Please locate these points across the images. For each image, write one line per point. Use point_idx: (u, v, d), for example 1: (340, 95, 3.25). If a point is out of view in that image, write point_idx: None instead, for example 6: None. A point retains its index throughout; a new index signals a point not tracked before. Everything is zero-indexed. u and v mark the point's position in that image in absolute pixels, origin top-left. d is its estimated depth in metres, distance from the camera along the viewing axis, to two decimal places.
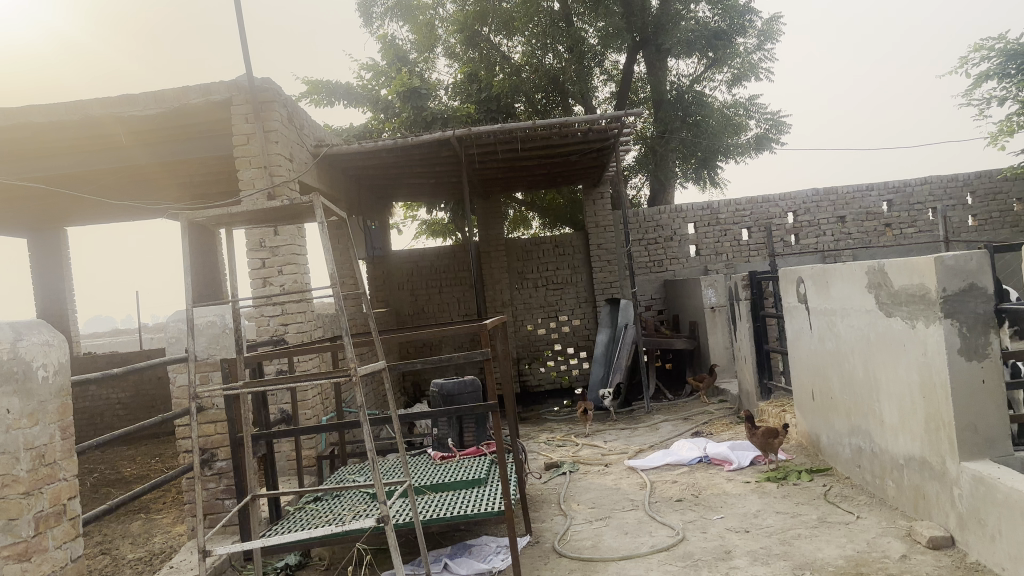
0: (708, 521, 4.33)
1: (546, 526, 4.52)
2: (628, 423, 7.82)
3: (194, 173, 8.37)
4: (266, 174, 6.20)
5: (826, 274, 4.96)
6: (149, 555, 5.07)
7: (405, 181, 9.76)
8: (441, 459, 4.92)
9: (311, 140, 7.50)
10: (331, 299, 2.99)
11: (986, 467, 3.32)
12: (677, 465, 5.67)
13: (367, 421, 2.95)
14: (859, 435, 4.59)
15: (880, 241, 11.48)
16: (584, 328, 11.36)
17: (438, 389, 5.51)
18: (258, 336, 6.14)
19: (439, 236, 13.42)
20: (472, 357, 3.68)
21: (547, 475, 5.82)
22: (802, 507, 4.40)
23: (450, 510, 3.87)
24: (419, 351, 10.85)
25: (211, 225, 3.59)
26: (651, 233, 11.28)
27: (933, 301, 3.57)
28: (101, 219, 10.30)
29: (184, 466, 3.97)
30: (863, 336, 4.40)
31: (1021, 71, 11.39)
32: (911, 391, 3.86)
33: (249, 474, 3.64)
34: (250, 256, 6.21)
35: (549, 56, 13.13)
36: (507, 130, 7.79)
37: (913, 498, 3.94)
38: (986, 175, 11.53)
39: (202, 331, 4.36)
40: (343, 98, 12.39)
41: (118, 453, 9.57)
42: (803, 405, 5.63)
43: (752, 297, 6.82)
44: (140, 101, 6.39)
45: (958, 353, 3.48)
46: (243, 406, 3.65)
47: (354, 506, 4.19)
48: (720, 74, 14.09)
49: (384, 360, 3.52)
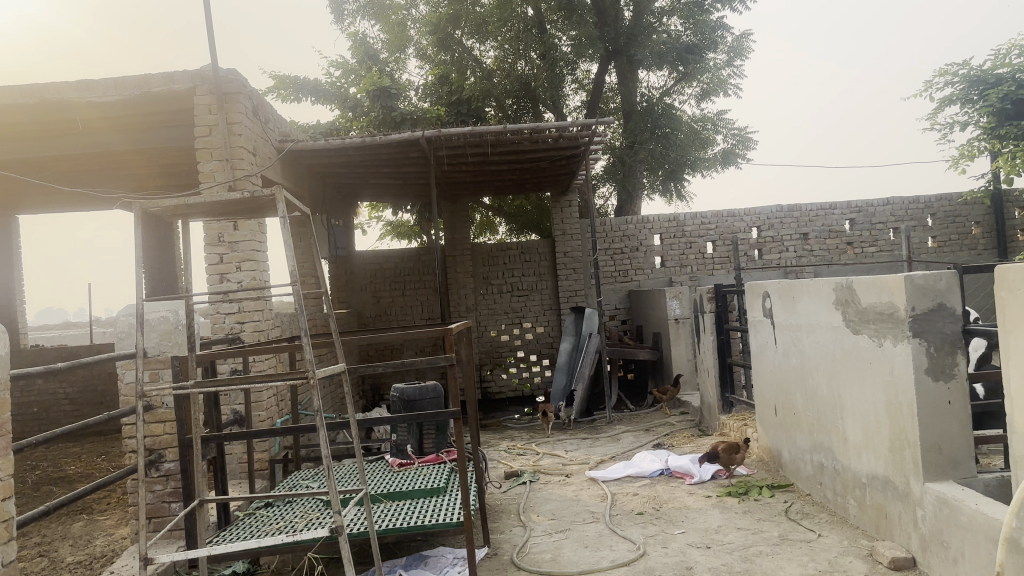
0: (669, 536, 4.28)
1: (505, 537, 4.42)
2: (589, 433, 7.76)
3: (154, 163, 8.14)
4: (227, 167, 6.01)
5: (792, 289, 4.94)
6: (90, 558, 4.85)
7: (371, 181, 9.61)
8: (399, 466, 4.79)
9: (276, 134, 7.33)
10: (291, 298, 2.85)
11: (951, 489, 3.31)
12: (638, 477, 5.62)
13: (324, 427, 2.82)
14: (821, 452, 4.58)
15: (842, 259, 11.61)
16: (548, 336, 11.29)
17: (399, 394, 5.38)
18: (213, 335, 5.95)
19: (403, 238, 13.27)
20: (435, 362, 3.57)
21: (506, 485, 5.73)
22: (763, 523, 4.37)
23: (406, 520, 3.75)
24: (380, 354, 10.69)
25: (167, 216, 3.44)
26: (617, 242, 11.27)
27: (902, 320, 3.56)
28: (54, 207, 9.97)
29: (129, 468, 3.77)
30: (829, 353, 4.39)
31: (983, 98, 11.65)
32: (876, 409, 3.85)
33: (197, 478, 3.47)
34: (208, 251, 6.02)
35: (520, 62, 13.12)
36: (478, 133, 7.71)
37: (875, 516, 3.92)
38: (945, 198, 11.76)
39: (155, 327, 4.20)
40: (310, 94, 12.18)
41: (63, 450, 9.25)
42: (764, 420, 5.62)
43: (717, 310, 6.79)
44: (99, 87, 6.19)
45: (926, 373, 3.47)
46: (194, 407, 3.50)
47: (307, 513, 4.04)
48: (690, 88, 14.24)
49: (343, 363, 3.39)
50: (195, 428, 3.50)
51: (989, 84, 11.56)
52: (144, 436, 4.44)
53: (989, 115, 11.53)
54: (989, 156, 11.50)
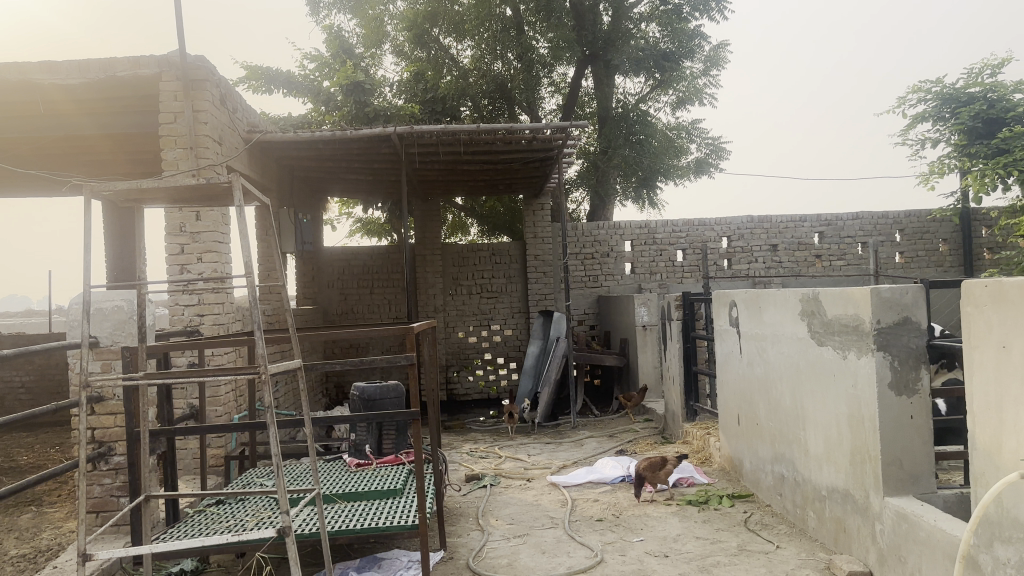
0: (628, 543, 4.23)
1: (462, 541, 4.35)
2: (553, 438, 7.71)
3: (117, 149, 7.95)
4: (191, 155, 5.87)
5: (759, 299, 4.93)
6: (33, 552, 4.68)
7: (342, 176, 9.48)
8: (356, 467, 4.69)
9: (244, 124, 7.19)
10: (246, 290, 2.75)
11: (910, 504, 3.30)
12: (600, 483, 5.57)
13: (275, 424, 2.72)
14: (782, 463, 4.56)
15: (810, 271, 11.70)
16: (515, 339, 11.23)
17: (360, 393, 5.28)
18: (171, 327, 5.81)
19: (374, 235, 13.14)
20: (395, 361, 3.49)
21: (467, 487, 5.65)
22: (723, 533, 4.35)
23: (361, 521, 3.66)
24: (345, 351, 10.54)
25: (122, 200, 3.32)
26: (589, 247, 11.26)
27: (866, 333, 3.55)
28: (13, 191, 9.70)
29: (73, 461, 3.63)
30: (792, 364, 4.38)
31: (954, 116, 11.81)
32: (839, 422, 3.84)
33: (144, 473, 3.34)
34: (168, 241, 5.88)
35: (497, 63, 13.07)
36: (451, 131, 7.64)
37: (834, 530, 3.91)
38: (914, 214, 11.90)
39: (107, 316, 4.07)
40: (283, 86, 11.99)
41: (14, 439, 8.99)
42: (727, 429, 5.61)
43: (684, 318, 6.77)
44: (62, 69, 6.02)
45: (889, 387, 3.46)
46: (143, 399, 3.38)
47: (259, 512, 3.93)
48: (666, 95, 14.28)
49: (299, 359, 3.30)
50: (143, 421, 3.37)
51: (960, 102, 11.73)
52: (93, 429, 4.29)
53: (959, 133, 11.70)
54: (958, 173, 11.66)
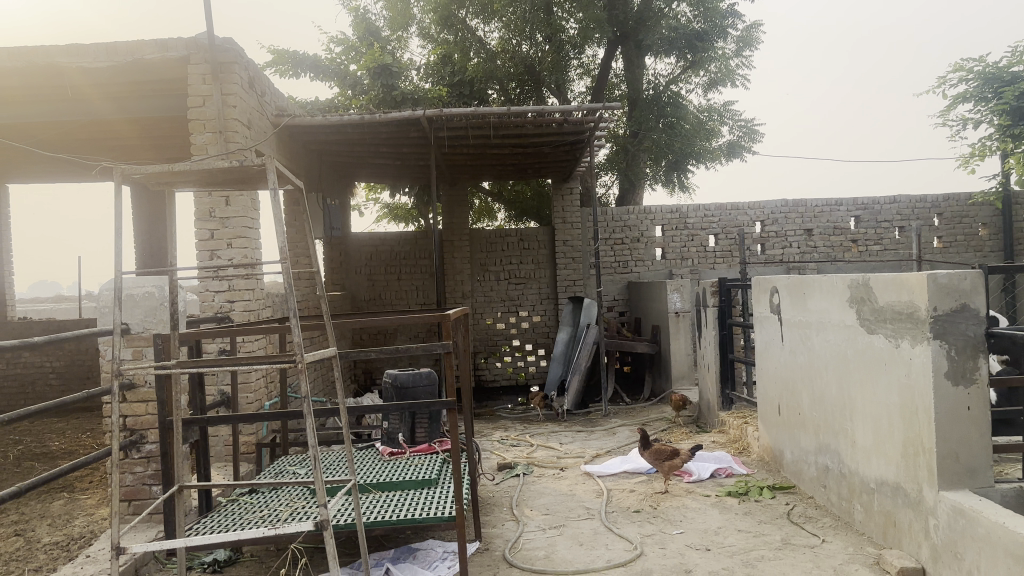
0: (668, 536, 4.12)
1: (497, 532, 4.26)
2: (584, 426, 7.60)
3: (144, 133, 7.93)
4: (220, 139, 5.80)
5: (803, 285, 4.78)
6: (66, 539, 4.66)
7: (369, 161, 9.40)
8: (389, 455, 4.63)
9: (273, 108, 7.12)
10: (281, 275, 2.66)
11: (967, 499, 3.16)
12: (636, 473, 5.46)
13: (311, 412, 2.63)
14: (826, 454, 4.42)
15: (846, 257, 11.45)
16: (544, 325, 11.11)
17: (392, 380, 5.19)
18: (201, 313, 5.77)
19: (401, 220, 13.05)
20: (432, 349, 3.38)
21: (500, 476, 5.58)
22: (765, 526, 4.22)
23: (397, 512, 3.58)
24: (373, 338, 10.51)
25: (153, 184, 3.25)
26: (619, 233, 11.11)
27: (921, 320, 3.40)
28: (44, 177, 9.75)
29: (100, 453, 3.57)
30: (839, 352, 4.24)
31: (997, 96, 11.48)
32: (889, 413, 3.69)
33: (176, 462, 3.27)
34: (198, 226, 5.83)
35: (525, 45, 12.89)
36: (481, 114, 7.51)
37: (883, 524, 3.78)
38: (953, 198, 11.60)
39: (139, 302, 4.05)
40: (310, 70, 11.91)
41: (47, 424, 9.06)
42: (766, 418, 5.47)
43: (720, 304, 6.61)
44: (90, 52, 6.00)
45: (945, 377, 3.31)
46: (175, 387, 3.32)
47: (293, 502, 3.86)
48: (697, 77, 14.02)
49: (333, 347, 3.21)
50: (176, 409, 3.31)
51: (1003, 82, 11.39)
52: (124, 416, 4.26)
53: (1002, 113, 11.35)
54: (1000, 156, 11.34)
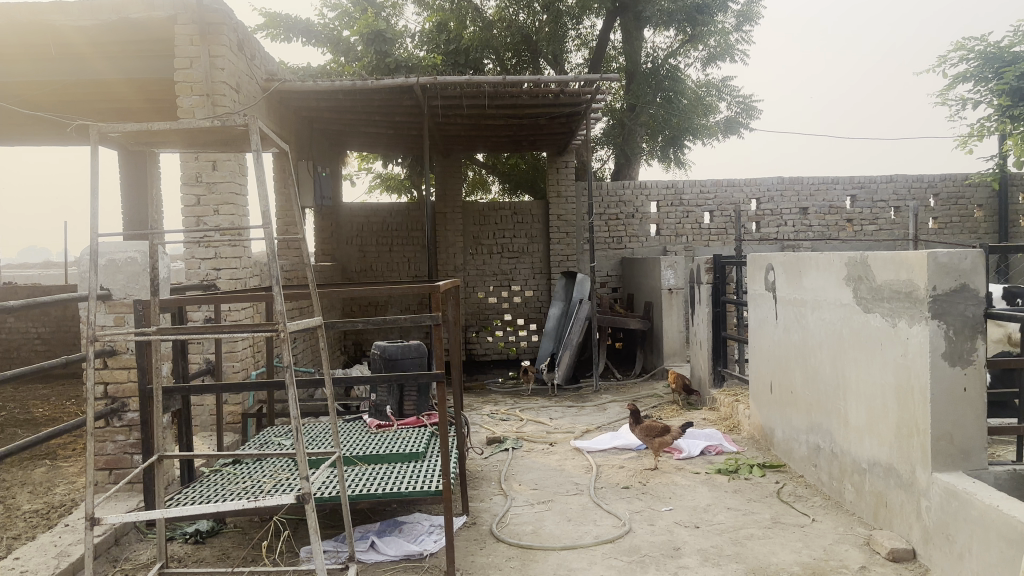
0: (656, 513, 4.08)
1: (485, 507, 4.21)
2: (574, 401, 7.56)
3: (131, 95, 7.77)
4: (207, 103, 5.67)
5: (799, 263, 4.71)
6: (47, 507, 4.60)
7: (361, 129, 9.25)
8: (377, 428, 4.58)
9: (262, 72, 6.98)
10: (264, 240, 2.56)
11: (960, 481, 3.12)
12: (625, 449, 5.42)
13: (294, 383, 2.54)
14: (818, 433, 4.38)
15: (841, 236, 11.40)
16: (536, 300, 11.04)
17: (380, 351, 5.11)
18: (187, 281, 5.68)
19: (394, 191, 12.90)
20: (420, 321, 3.29)
21: (488, 450, 5.53)
22: (754, 504, 4.18)
23: (383, 485, 3.52)
24: (364, 309, 10.42)
25: (134, 144, 3.14)
26: (613, 208, 11.01)
27: (920, 300, 3.33)
28: (29, 140, 9.57)
29: (77, 422, 3.49)
30: (834, 331, 4.18)
31: (997, 77, 11.37)
32: (884, 393, 3.64)
33: (156, 431, 3.19)
34: (185, 191, 5.71)
35: (522, 15, 12.69)
36: (475, 83, 7.36)
37: (874, 504, 3.75)
38: (950, 178, 11.53)
39: (122, 267, 3.96)
40: (302, 35, 11.68)
41: (31, 390, 8.97)
42: (757, 396, 5.43)
43: (714, 281, 6.54)
44: (74, 10, 5.86)
45: (943, 357, 3.24)
46: (156, 354, 3.23)
47: (277, 474, 3.80)
48: (696, 51, 13.84)
49: (319, 317, 3.11)
50: (157, 378, 3.23)
51: (1004, 62, 11.29)
52: (106, 384, 4.18)
53: (1002, 94, 11.25)
54: (998, 137, 11.26)
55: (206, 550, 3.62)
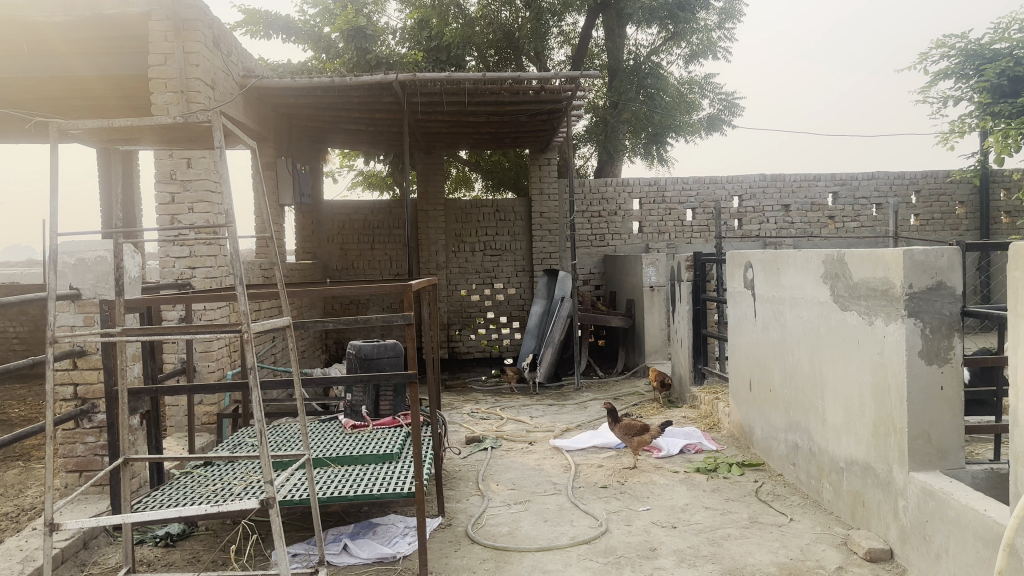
0: (634, 512, 4.05)
1: (461, 507, 4.17)
2: (556, 399, 7.53)
3: (106, 92, 7.66)
4: (182, 100, 5.58)
5: (777, 261, 4.69)
6: (15, 510, 4.52)
7: (341, 126, 9.17)
8: (352, 429, 4.54)
9: (239, 68, 6.89)
10: (226, 240, 2.52)
11: (937, 480, 3.10)
12: (605, 448, 5.39)
13: (258, 385, 2.48)
14: (796, 432, 4.36)
15: (823, 233, 11.42)
16: (519, 298, 11.01)
17: (356, 351, 5.05)
18: (161, 280, 5.59)
19: (375, 188, 12.81)
20: (391, 321, 3.23)
21: (467, 450, 5.48)
22: (732, 503, 4.16)
23: (355, 487, 3.47)
24: (345, 308, 10.35)
25: (97, 141, 3.06)
26: (596, 205, 10.98)
27: (896, 297, 3.31)
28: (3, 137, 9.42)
29: (41, 426, 3.41)
30: (811, 330, 4.16)
31: (978, 74, 11.43)
32: (861, 392, 3.62)
33: (122, 435, 3.12)
34: (159, 189, 5.63)
35: (505, 11, 12.64)
36: (454, 80, 7.29)
37: (852, 503, 3.73)
38: (931, 175, 11.57)
39: (91, 267, 3.89)
40: (282, 31, 11.56)
41: (6, 391, 8.83)
42: (737, 394, 5.41)
43: (694, 279, 6.52)
44: (46, 5, 5.74)
45: (919, 356, 3.23)
46: (120, 356, 3.16)
47: (248, 476, 3.74)
48: (679, 48, 13.84)
49: (288, 318, 3.05)
50: (122, 380, 3.16)
51: (984, 59, 11.34)
52: (76, 385, 4.09)
53: (982, 91, 11.30)
54: (978, 133, 11.30)
55: (176, 554, 3.56)
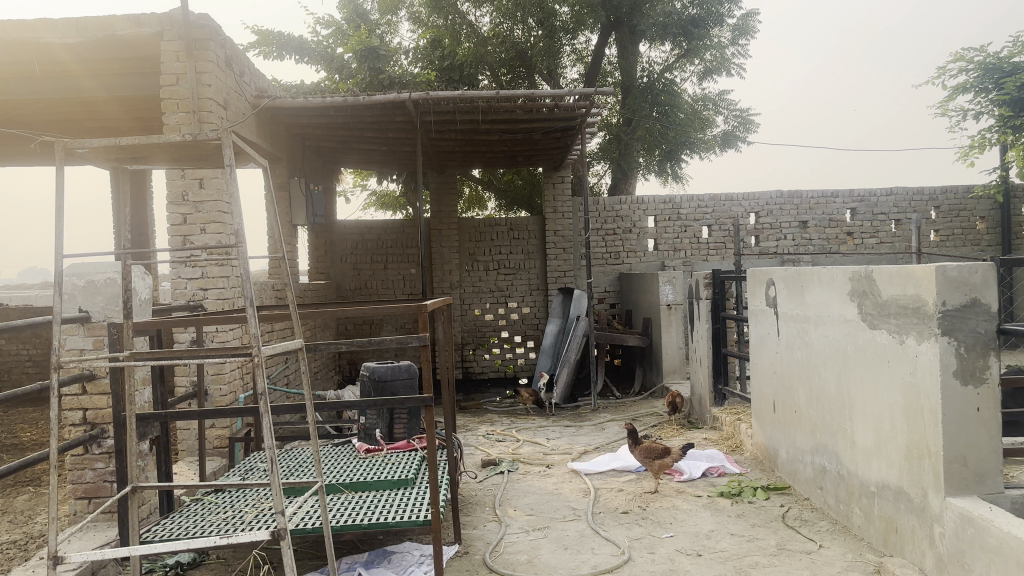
0: (657, 539, 3.92)
1: (478, 534, 4.04)
2: (572, 420, 7.39)
3: (120, 113, 7.67)
4: (194, 120, 5.55)
5: (801, 278, 4.57)
6: (24, 538, 4.44)
7: (355, 146, 9.15)
8: (366, 453, 4.43)
9: (252, 89, 6.87)
10: (236, 258, 2.45)
11: (976, 506, 2.96)
12: (624, 471, 5.26)
13: (269, 411, 2.38)
14: (823, 454, 4.22)
15: (842, 249, 11.27)
16: (533, 317, 10.90)
17: (370, 373, 4.95)
18: (173, 301, 5.54)
19: (389, 208, 12.77)
20: (406, 343, 3.12)
21: (483, 474, 5.36)
22: (759, 529, 4.02)
23: (369, 514, 3.36)
24: (358, 328, 10.29)
25: (104, 162, 3.00)
26: (610, 222, 10.89)
27: (928, 315, 3.19)
28: (20, 159, 9.46)
29: (44, 453, 3.23)
30: (838, 349, 4.04)
31: (997, 87, 11.30)
32: (892, 413, 3.49)
33: (130, 462, 3.03)
34: (170, 210, 5.58)
35: (517, 30, 12.64)
36: (468, 99, 7.24)
37: (884, 529, 3.59)
38: (951, 191, 11.42)
39: (101, 289, 3.82)
40: (295, 52, 11.59)
41: (19, 414, 8.79)
42: (760, 415, 5.28)
43: (713, 297, 6.40)
44: (59, 26, 5.76)
45: (954, 376, 3.10)
46: (129, 380, 3.07)
47: (260, 503, 3.65)
48: (692, 65, 13.79)
49: (300, 340, 2.96)
50: (130, 405, 3.08)
51: (1004, 73, 11.20)
52: (85, 410, 4.01)
53: (1002, 105, 11.18)
54: (999, 147, 11.16)
55: None
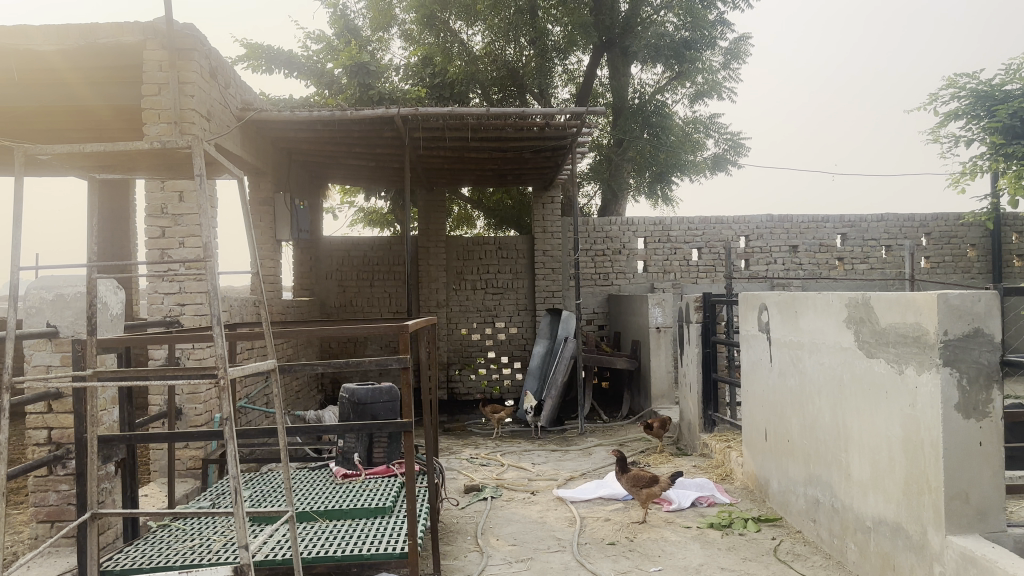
0: (644, 573, 3.77)
1: (458, 565, 3.88)
2: (559, 445, 7.23)
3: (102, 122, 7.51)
4: (175, 130, 5.41)
5: (795, 303, 4.46)
6: None
7: (343, 162, 9.04)
8: (343, 478, 4.27)
9: (237, 101, 6.76)
10: (205, 275, 2.30)
11: (979, 545, 2.83)
12: (611, 499, 5.11)
13: (234, 437, 2.22)
14: (817, 486, 4.09)
15: (832, 274, 11.20)
16: (521, 337, 10.75)
17: (350, 395, 4.81)
18: (148, 316, 5.39)
19: (376, 225, 12.63)
20: (386, 364, 2.97)
21: (465, 500, 5.19)
22: (749, 564, 3.87)
23: (342, 545, 3.20)
24: (342, 346, 10.13)
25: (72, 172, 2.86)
26: (600, 243, 10.79)
27: (930, 345, 3.07)
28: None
29: None
30: (833, 377, 3.92)
31: (989, 115, 11.35)
32: (891, 446, 3.36)
33: (91, 486, 2.86)
34: (149, 223, 5.43)
35: (509, 49, 12.61)
36: (458, 115, 7.13)
37: (880, 566, 3.45)
38: (942, 218, 11.43)
39: (69, 304, 3.66)
40: (284, 66, 11.44)
41: None
42: (751, 444, 5.14)
43: (703, 321, 6.29)
44: (40, 33, 5.63)
45: (956, 409, 2.98)
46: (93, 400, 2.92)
47: (229, 531, 3.50)
48: (684, 88, 13.84)
49: (274, 360, 2.81)
50: (92, 427, 2.91)
51: (995, 100, 11.26)
52: (50, 428, 3.84)
53: (994, 132, 11.22)
54: (991, 175, 11.18)
55: None
